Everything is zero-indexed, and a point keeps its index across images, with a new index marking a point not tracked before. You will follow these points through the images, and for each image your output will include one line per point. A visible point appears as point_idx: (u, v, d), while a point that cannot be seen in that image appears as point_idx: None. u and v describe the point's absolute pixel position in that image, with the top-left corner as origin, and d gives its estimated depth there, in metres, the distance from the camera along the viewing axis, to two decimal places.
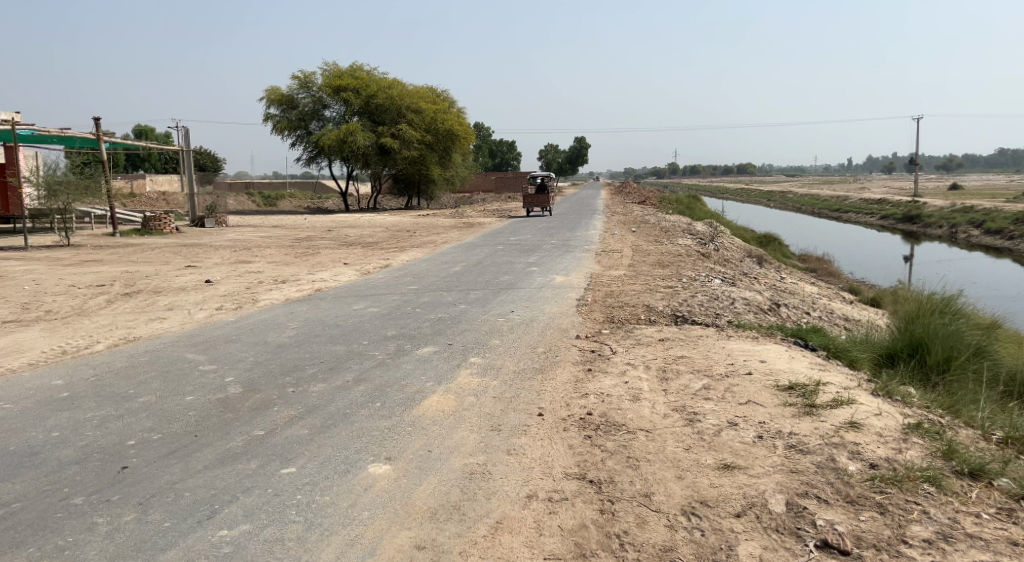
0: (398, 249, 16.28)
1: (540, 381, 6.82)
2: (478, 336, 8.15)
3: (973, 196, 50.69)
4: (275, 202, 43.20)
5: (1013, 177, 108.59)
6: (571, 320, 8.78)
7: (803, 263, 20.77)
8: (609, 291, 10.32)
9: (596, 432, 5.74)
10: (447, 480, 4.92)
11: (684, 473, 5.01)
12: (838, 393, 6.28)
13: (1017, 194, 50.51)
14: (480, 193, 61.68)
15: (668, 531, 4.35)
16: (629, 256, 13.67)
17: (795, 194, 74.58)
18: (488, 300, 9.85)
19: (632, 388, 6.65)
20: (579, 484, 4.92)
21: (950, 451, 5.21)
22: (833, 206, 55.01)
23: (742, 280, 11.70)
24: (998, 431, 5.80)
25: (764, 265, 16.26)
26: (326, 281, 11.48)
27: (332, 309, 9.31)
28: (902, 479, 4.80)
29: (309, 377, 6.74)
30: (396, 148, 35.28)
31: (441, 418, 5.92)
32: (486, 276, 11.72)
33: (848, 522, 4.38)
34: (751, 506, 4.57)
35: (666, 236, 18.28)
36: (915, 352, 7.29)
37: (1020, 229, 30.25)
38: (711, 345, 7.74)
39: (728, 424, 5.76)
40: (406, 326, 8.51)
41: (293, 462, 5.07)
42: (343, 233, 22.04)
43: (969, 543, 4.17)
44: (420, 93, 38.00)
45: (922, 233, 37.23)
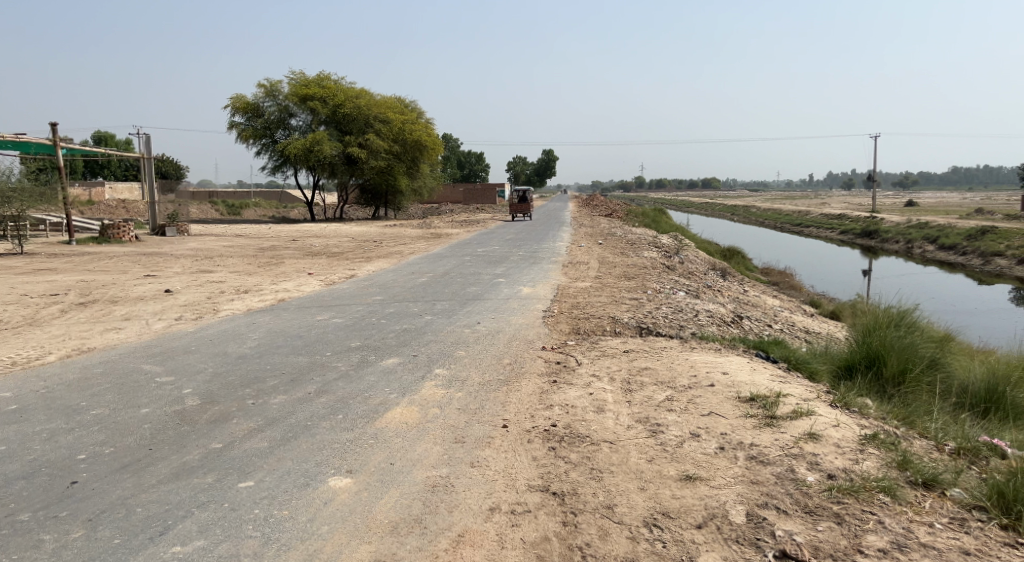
0: (363, 259, 16.19)
1: (505, 392, 6.80)
2: (443, 347, 8.11)
3: (928, 212, 52.04)
4: (239, 211, 42.72)
5: (963, 196, 112.50)
6: (537, 332, 8.81)
7: (766, 276, 21.15)
8: (575, 302, 10.37)
9: (560, 443, 5.74)
10: (409, 493, 4.88)
11: (647, 485, 5.04)
12: (797, 404, 6.38)
13: (969, 211, 52.12)
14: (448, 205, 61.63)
15: (630, 543, 4.36)
16: (596, 269, 13.78)
17: (758, 208, 75.92)
18: (454, 311, 9.83)
19: (596, 400, 6.67)
20: (542, 497, 4.91)
21: (904, 461, 5.31)
22: (795, 219, 56.20)
23: (706, 293, 11.86)
24: (950, 442, 5.93)
25: (728, 278, 16.50)
26: (290, 291, 11.33)
27: (294, 320, 9.18)
28: (859, 489, 4.88)
29: (269, 389, 6.64)
30: (363, 158, 35.08)
31: (404, 431, 5.87)
32: (453, 287, 11.69)
33: (806, 532, 4.44)
34: (712, 517, 4.61)
35: (633, 249, 18.45)
36: (872, 364, 7.43)
37: (973, 245, 31.13)
38: (675, 357, 7.81)
39: (690, 435, 5.80)
40: (370, 337, 8.45)
41: (251, 476, 4.98)
42: (307, 242, 21.84)
43: (923, 553, 4.26)
44: (387, 104, 37.88)
45: (880, 248, 38.10)
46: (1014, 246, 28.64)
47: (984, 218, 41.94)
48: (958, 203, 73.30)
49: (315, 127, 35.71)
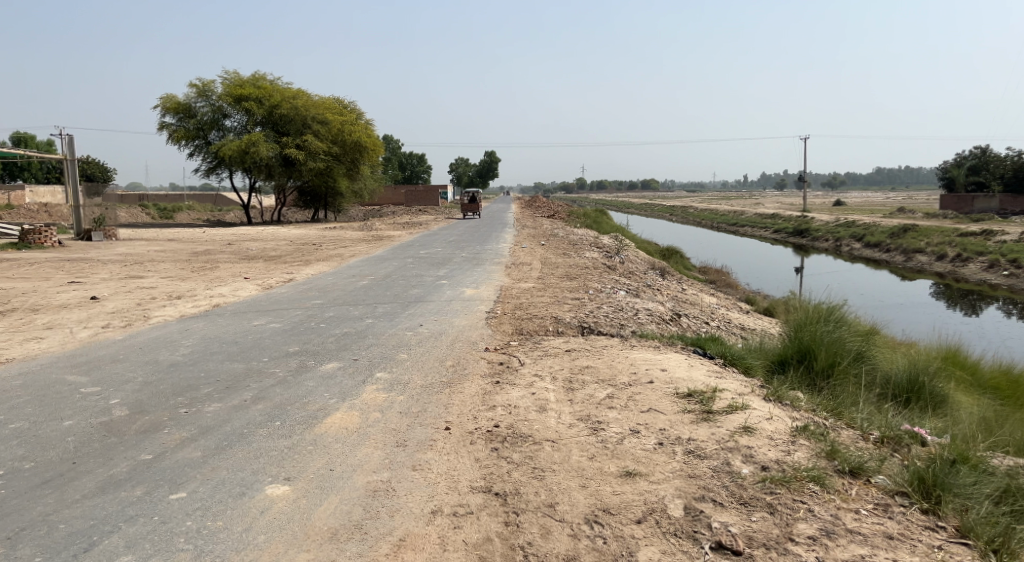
0: (302, 263, 15.89)
1: (448, 394, 6.79)
2: (384, 351, 8.02)
3: (854, 212, 54.18)
4: (172, 214, 41.38)
5: (887, 197, 117.61)
6: (481, 333, 8.82)
7: (703, 275, 21.57)
8: (518, 303, 10.43)
9: (503, 443, 5.76)
10: (349, 498, 4.81)
11: (588, 482, 5.10)
12: (732, 399, 6.55)
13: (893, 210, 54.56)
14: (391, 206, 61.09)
15: (572, 541, 4.41)
16: (538, 269, 13.88)
17: (691, 209, 77.71)
18: (396, 314, 9.76)
19: (539, 399, 6.71)
20: (484, 497, 4.91)
21: (832, 451, 5.51)
22: (731, 219, 57.76)
23: (646, 292, 12.08)
24: (875, 431, 6.18)
25: (667, 277, 16.84)
26: (225, 297, 11.05)
27: (230, 326, 8.95)
28: (790, 479, 5.04)
29: (203, 397, 6.46)
30: (301, 160, 34.39)
31: (344, 436, 5.79)
32: (394, 289, 11.59)
33: (741, 523, 4.57)
34: (651, 512, 4.70)
35: (575, 249, 18.61)
36: (804, 358, 7.70)
37: (896, 242, 32.60)
38: (615, 355, 7.94)
39: (630, 432, 5.90)
40: (310, 342, 8.30)
41: (183, 487, 4.83)
42: (244, 246, 21.31)
43: (850, 538, 4.43)
44: (325, 105, 37.25)
45: (811, 246, 39.51)
46: (933, 243, 30.11)
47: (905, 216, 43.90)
48: (881, 202, 76.78)
49: (250, 128, 34.73)
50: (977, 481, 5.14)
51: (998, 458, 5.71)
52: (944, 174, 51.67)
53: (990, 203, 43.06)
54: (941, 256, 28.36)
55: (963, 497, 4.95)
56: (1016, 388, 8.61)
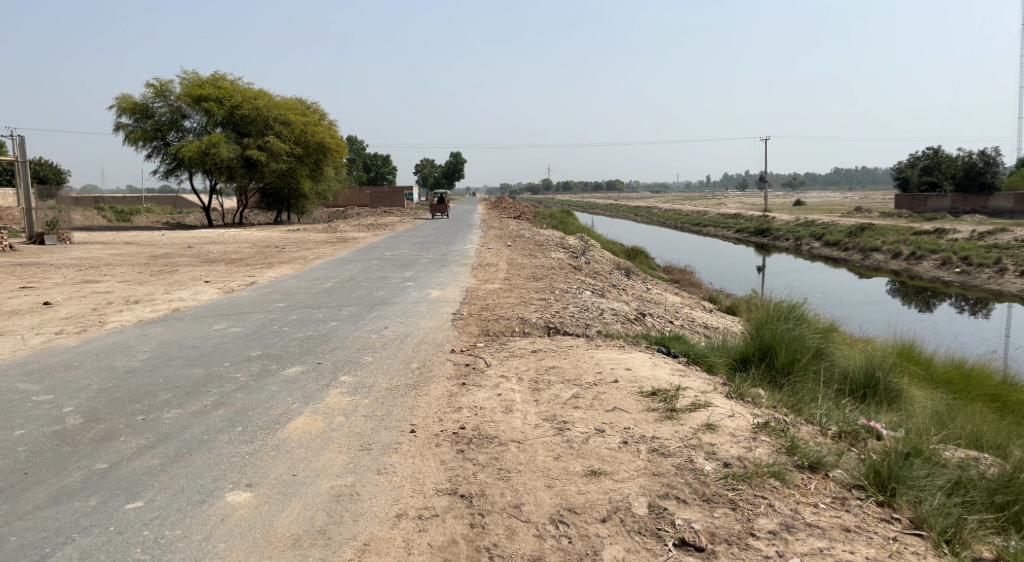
0: (265, 265, 15.66)
1: (413, 397, 6.75)
2: (349, 354, 7.95)
3: (812, 211, 55.20)
4: (129, 217, 40.46)
5: (846, 197, 120.25)
6: (447, 335, 8.79)
7: (668, 275, 21.77)
8: (484, 304, 10.42)
9: (468, 445, 5.74)
10: (312, 504, 4.76)
11: (553, 482, 5.11)
12: (695, 396, 6.63)
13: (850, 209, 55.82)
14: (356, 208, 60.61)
15: (537, 541, 4.42)
16: (504, 270, 13.88)
17: (655, 209, 78.57)
18: (361, 317, 9.69)
19: (505, 400, 6.71)
20: (450, 500, 4.90)
21: (792, 446, 5.61)
22: (694, 219, 58.52)
23: (611, 292, 12.17)
24: (833, 426, 6.31)
25: (631, 277, 17.00)
26: (185, 301, 10.84)
27: (190, 330, 8.79)
28: (751, 475, 5.12)
29: (162, 404, 6.33)
30: (263, 161, 33.92)
31: (307, 441, 5.73)
32: (360, 292, 11.50)
33: (704, 520, 4.62)
34: (616, 510, 4.73)
35: (541, 250, 18.67)
36: (765, 356, 7.82)
37: (853, 241, 33.35)
38: (581, 355, 7.98)
39: (595, 431, 5.93)
40: (272, 346, 8.19)
41: (141, 496, 4.74)
42: (204, 249, 20.92)
43: (809, 532, 4.51)
44: (287, 106, 36.77)
45: (773, 245, 40.21)
46: (888, 242, 30.86)
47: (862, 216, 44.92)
48: (838, 202, 78.49)
49: (210, 129, 34.08)
50: (930, 473, 5.27)
51: (950, 450, 5.87)
52: (898, 174, 52.95)
53: (943, 202, 44.30)
54: (897, 254, 29.10)
55: (917, 489, 5.07)
56: (967, 381, 8.87)
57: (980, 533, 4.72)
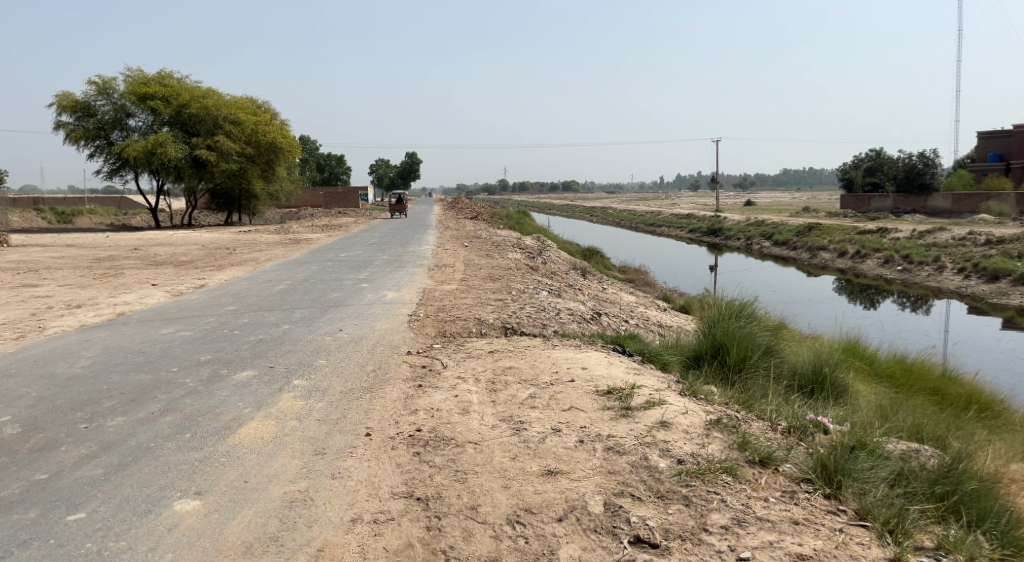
0: (215, 268, 15.31)
1: (368, 400, 6.68)
2: (302, 357, 7.83)
3: (763, 211, 56.56)
4: (72, 219, 39.06)
5: (794, 198, 123.42)
6: (403, 336, 8.72)
7: (623, 274, 22.04)
8: (441, 305, 10.38)
9: (425, 448, 5.71)
10: (264, 511, 4.67)
11: (510, 483, 5.11)
12: (650, 394, 6.72)
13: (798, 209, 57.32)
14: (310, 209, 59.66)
15: (494, 542, 4.42)
16: (460, 271, 13.84)
17: (610, 210, 79.39)
18: (314, 319, 9.55)
19: (462, 401, 6.69)
20: (406, 503, 4.86)
21: (744, 442, 5.72)
22: (649, 219, 59.29)
23: (567, 292, 12.25)
24: (782, 422, 6.47)
25: (587, 277, 17.14)
26: (130, 305, 10.52)
27: (136, 335, 8.54)
28: (704, 471, 5.21)
29: (105, 411, 6.13)
30: (213, 161, 33.14)
31: (259, 446, 5.62)
32: (313, 294, 11.34)
33: (658, 516, 4.68)
34: (571, 509, 4.76)
35: (497, 250, 18.69)
36: (717, 353, 7.98)
37: (802, 240, 34.26)
38: (538, 355, 8.00)
39: (552, 431, 5.95)
40: (222, 350, 8.01)
41: (83, 507, 4.58)
42: (150, 252, 20.32)
43: (759, 526, 4.61)
44: (237, 104, 35.93)
45: (725, 244, 41.03)
46: (835, 241, 31.78)
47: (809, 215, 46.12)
48: (787, 202, 80.50)
49: (157, 128, 33.12)
50: (874, 465, 5.44)
51: (892, 443, 6.07)
52: (843, 175, 54.43)
53: (885, 202, 45.79)
54: (842, 252, 29.97)
55: (862, 481, 5.22)
56: (909, 374, 9.20)
57: (921, 523, 4.88)
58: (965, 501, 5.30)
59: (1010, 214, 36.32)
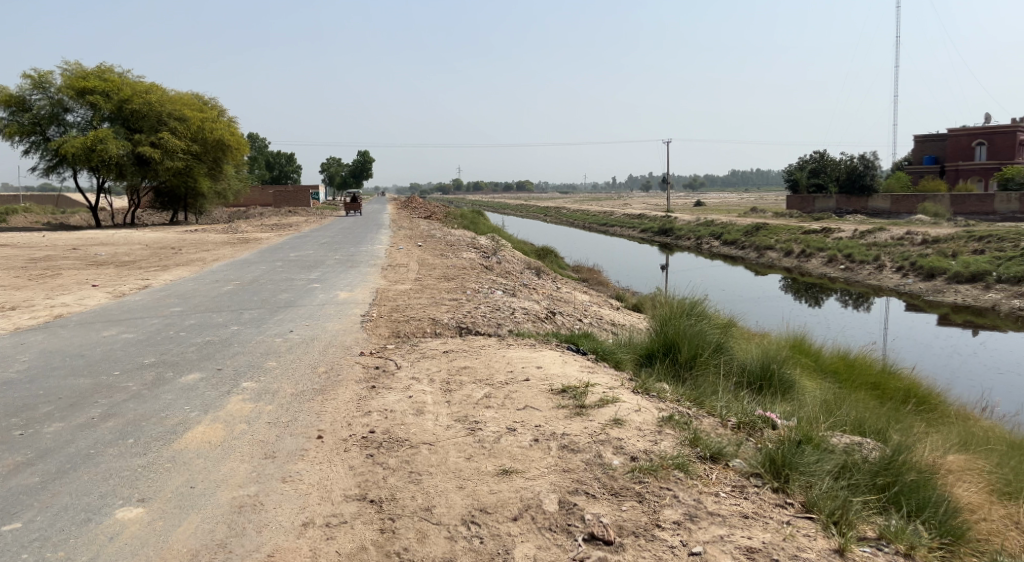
0: (160, 268, 14.85)
1: (321, 402, 6.57)
2: (251, 359, 7.65)
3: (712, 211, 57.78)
4: (5, 217, 37.38)
5: (741, 198, 126.45)
6: (355, 337, 8.61)
7: (577, 273, 22.25)
8: (395, 305, 10.28)
9: (378, 449, 5.64)
10: (211, 517, 4.54)
11: (465, 482, 5.09)
12: (603, 392, 6.78)
13: (747, 209, 58.75)
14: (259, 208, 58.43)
15: (448, 543, 4.40)
16: (414, 271, 13.75)
17: (563, 210, 79.95)
18: (264, 320, 9.35)
19: (415, 402, 6.64)
20: (359, 506, 4.79)
21: (695, 438, 5.82)
22: (602, 219, 59.94)
23: (522, 291, 12.27)
24: (732, 417, 6.60)
25: (542, 276, 17.22)
26: (68, 306, 10.13)
27: (75, 338, 8.22)
28: (657, 468, 5.29)
29: (42, 417, 5.88)
30: (157, 158, 32.21)
31: (206, 450, 5.46)
32: (263, 295, 11.10)
33: (612, 513, 4.73)
34: (527, 508, 4.76)
35: (451, 250, 18.63)
36: (668, 351, 8.11)
37: (749, 240, 35.13)
38: (493, 354, 7.99)
39: (507, 431, 5.94)
40: (168, 352, 7.78)
41: (18, 517, 4.39)
42: (90, 251, 19.57)
43: (710, 520, 4.70)
44: (181, 100, 35.04)
45: (676, 244, 41.78)
46: (781, 240, 32.68)
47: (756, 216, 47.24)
48: (735, 203, 82.39)
49: (97, 124, 31.93)
50: (819, 459, 5.59)
51: (837, 437, 6.25)
52: (789, 175, 56.01)
53: (829, 202, 47.49)
54: (789, 252, 30.82)
55: (808, 475, 5.36)
56: (851, 369, 9.51)
57: (864, 514, 5.03)
58: (904, 491, 5.49)
59: (945, 215, 38.02)
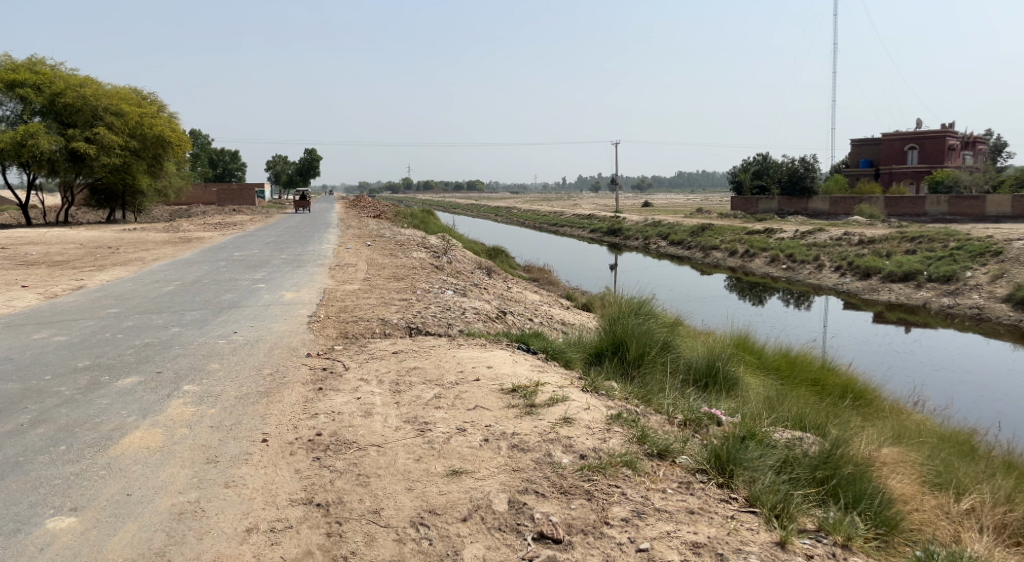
0: (95, 268, 14.32)
1: (265, 404, 6.42)
2: (192, 361, 7.43)
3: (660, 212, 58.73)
4: None
5: (688, 199, 128.90)
6: (302, 338, 8.45)
7: (528, 273, 22.39)
8: (343, 305, 10.13)
9: (325, 452, 5.54)
10: (149, 524, 4.39)
11: (414, 484, 5.05)
12: (553, 391, 6.82)
13: (694, 210, 59.93)
14: (201, 206, 56.80)
15: (396, 545, 4.35)
16: (363, 270, 13.57)
17: (513, 210, 80.10)
18: (206, 321, 9.09)
19: (364, 404, 6.54)
20: (305, 510, 4.70)
21: (642, 435, 5.91)
22: (552, 219, 60.31)
23: (473, 291, 12.24)
24: (679, 415, 6.72)
25: (493, 276, 17.24)
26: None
27: (4, 341, 7.85)
28: (606, 466, 5.34)
29: None
30: (92, 154, 31.02)
31: (145, 456, 5.28)
32: (205, 295, 10.79)
33: (561, 512, 4.75)
34: (476, 508, 4.75)
35: (402, 249, 18.45)
36: (617, 350, 8.20)
37: (696, 240, 35.86)
38: (443, 355, 7.95)
39: (457, 431, 5.92)
40: (103, 355, 7.48)
41: None
42: (19, 251, 18.68)
43: (657, 516, 4.76)
44: (118, 94, 33.77)
45: (625, 244, 42.32)
46: (726, 241, 33.45)
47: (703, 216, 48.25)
48: (679, 204, 84.04)
49: (27, 118, 30.58)
50: (762, 454, 5.73)
51: (778, 432, 6.42)
52: (733, 177, 57.31)
53: (771, 204, 48.78)
54: (733, 252, 31.56)
55: (751, 470, 5.49)
56: (792, 366, 9.80)
57: (804, 506, 5.17)
58: (842, 484, 5.67)
59: (879, 215, 39.75)
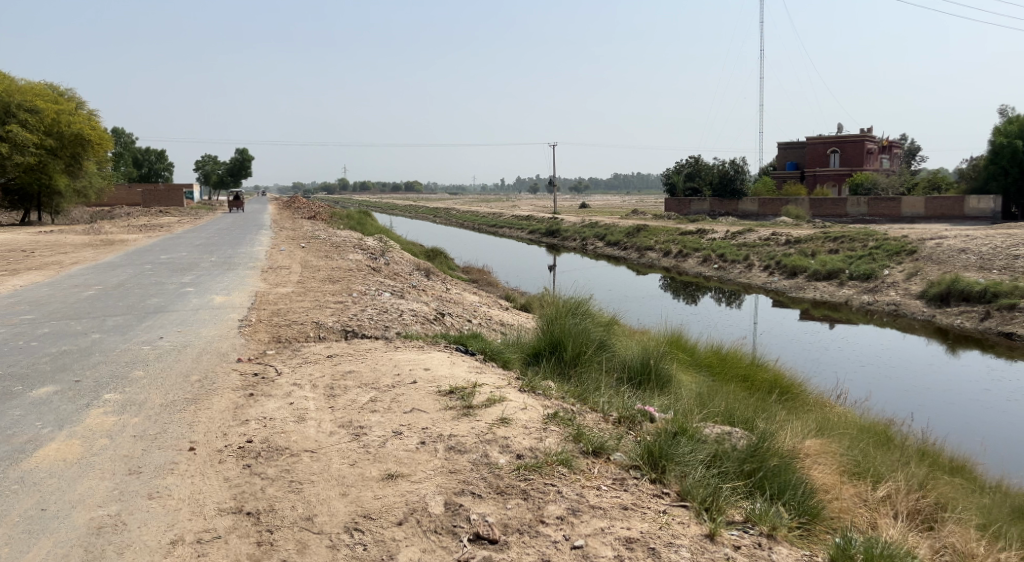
0: (7, 272, 13.58)
1: (193, 412, 6.21)
2: (114, 369, 7.13)
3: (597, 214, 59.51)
4: None
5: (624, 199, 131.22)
6: (232, 343, 8.21)
7: (467, 274, 22.29)
8: (276, 309, 9.89)
9: (256, 459, 5.39)
10: (65, 541, 4.19)
11: (349, 489, 4.97)
12: (491, 392, 6.81)
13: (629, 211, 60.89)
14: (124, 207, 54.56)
15: (330, 552, 4.27)
16: (297, 273, 13.31)
17: (452, 210, 79.78)
18: (130, 327, 8.73)
19: (297, 409, 6.41)
20: (234, 519, 4.57)
21: (578, 434, 5.97)
22: (491, 220, 60.38)
23: (410, 292, 12.13)
24: (613, 412, 6.83)
25: (431, 277, 17.16)
26: None
27: None
28: (542, 465, 5.38)
29: None
30: (5, 153, 29.57)
31: (61, 469, 5.04)
32: (128, 300, 10.36)
33: (497, 512, 4.75)
34: (412, 512, 4.70)
35: (336, 251, 18.18)
36: (554, 350, 8.27)
37: (631, 241, 36.49)
38: (379, 358, 7.84)
39: (392, 434, 5.85)
40: (15, 365, 7.09)
41: None
42: None
43: (591, 513, 4.81)
44: (33, 90, 32.25)
45: (563, 245, 42.74)
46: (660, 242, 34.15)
47: (639, 217, 49.13)
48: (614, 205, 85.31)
49: None
50: (693, 449, 5.87)
51: (709, 427, 6.59)
52: (667, 179, 58.49)
53: (703, 206, 49.90)
54: (669, 252, 32.22)
55: (682, 464, 5.61)
56: (724, 363, 10.07)
57: (732, 499, 5.32)
58: (768, 476, 5.85)
59: (805, 216, 41.18)
